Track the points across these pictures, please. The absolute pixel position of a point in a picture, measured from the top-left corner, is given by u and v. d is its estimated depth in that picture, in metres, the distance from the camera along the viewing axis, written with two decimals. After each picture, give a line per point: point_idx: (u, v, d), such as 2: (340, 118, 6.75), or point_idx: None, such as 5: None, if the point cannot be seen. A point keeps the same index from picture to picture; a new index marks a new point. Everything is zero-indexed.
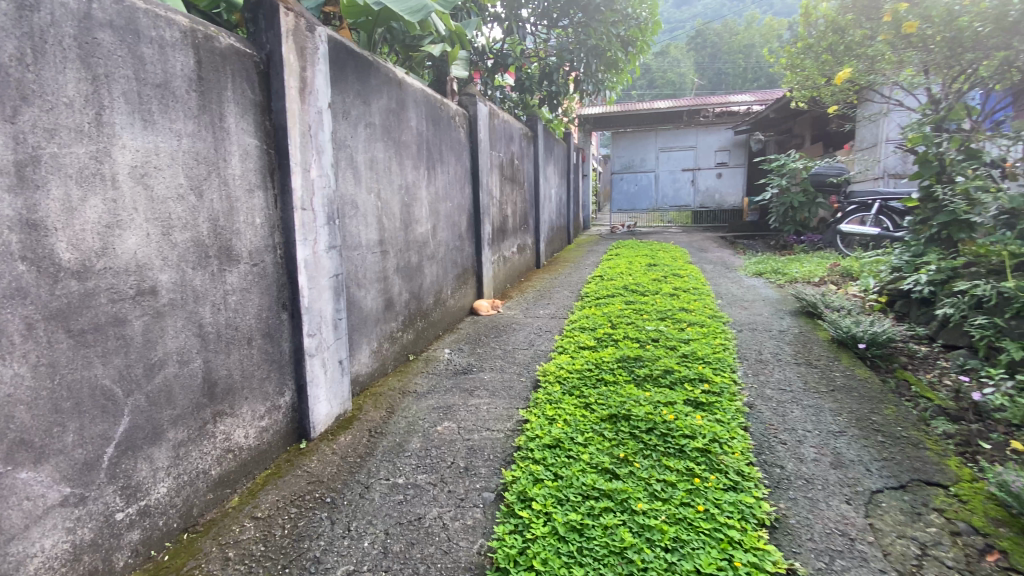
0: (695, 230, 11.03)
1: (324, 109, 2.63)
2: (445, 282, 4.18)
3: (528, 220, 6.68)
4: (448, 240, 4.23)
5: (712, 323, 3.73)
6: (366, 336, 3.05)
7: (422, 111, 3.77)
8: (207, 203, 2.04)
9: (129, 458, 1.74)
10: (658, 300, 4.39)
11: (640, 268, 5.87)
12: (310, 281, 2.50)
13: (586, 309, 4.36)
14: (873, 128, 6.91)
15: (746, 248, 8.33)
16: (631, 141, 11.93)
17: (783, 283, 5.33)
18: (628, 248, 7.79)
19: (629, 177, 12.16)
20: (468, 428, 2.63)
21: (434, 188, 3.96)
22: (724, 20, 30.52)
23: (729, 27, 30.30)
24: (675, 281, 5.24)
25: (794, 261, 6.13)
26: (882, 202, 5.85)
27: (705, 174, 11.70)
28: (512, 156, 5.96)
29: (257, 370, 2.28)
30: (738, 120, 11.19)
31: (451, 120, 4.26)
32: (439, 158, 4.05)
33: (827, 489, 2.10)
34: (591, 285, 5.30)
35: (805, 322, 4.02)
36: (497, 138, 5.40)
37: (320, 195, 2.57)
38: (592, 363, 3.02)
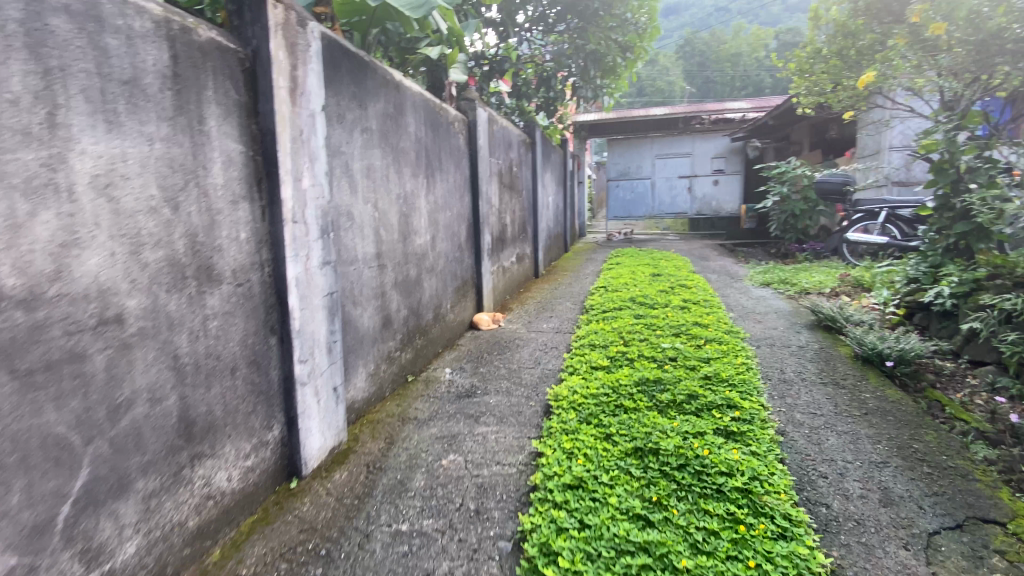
0: (692, 238, 10.87)
1: (317, 112, 2.40)
2: (445, 297, 3.94)
3: (527, 229, 6.47)
4: (448, 252, 4.00)
5: (730, 339, 3.52)
6: (362, 359, 2.80)
7: (421, 115, 3.55)
8: (184, 217, 1.79)
9: (90, 517, 1.48)
10: (669, 313, 4.18)
11: (644, 279, 5.68)
12: (301, 301, 2.26)
13: (592, 323, 4.14)
14: (876, 135, 6.81)
15: (748, 257, 8.18)
16: (626, 148, 11.82)
17: (793, 295, 5.16)
18: (629, 257, 7.61)
19: (625, 184, 12.00)
20: (476, 461, 2.38)
21: (433, 198, 3.74)
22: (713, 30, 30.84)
23: (718, 36, 30.62)
24: (682, 293, 5.04)
25: (801, 271, 5.97)
26: (889, 209, 5.72)
27: (701, 182, 11.61)
28: (512, 163, 5.76)
29: (242, 404, 2.03)
30: (734, 127, 11.12)
31: (450, 125, 4.05)
32: (438, 166, 3.83)
33: (881, 533, 1.85)
34: (596, 297, 5.09)
35: (823, 337, 3.83)
36: (496, 145, 5.19)
37: (313, 206, 2.34)
38: (608, 386, 2.79)
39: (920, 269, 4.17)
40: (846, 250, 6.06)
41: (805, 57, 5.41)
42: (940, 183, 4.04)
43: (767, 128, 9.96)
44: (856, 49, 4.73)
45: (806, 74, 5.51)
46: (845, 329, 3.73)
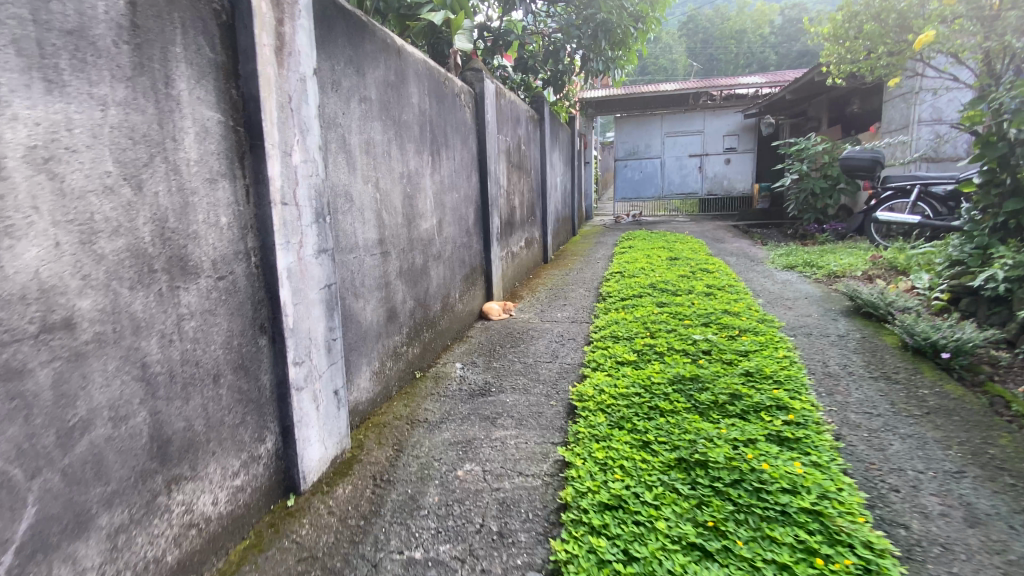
0: (703, 219, 10.52)
1: (308, 76, 2.08)
2: (453, 285, 3.65)
3: (535, 212, 6.14)
4: (455, 236, 3.70)
5: (765, 329, 3.24)
6: (365, 357, 2.53)
7: (425, 86, 3.22)
8: (149, 198, 1.49)
9: (39, 565, 1.21)
10: (694, 300, 3.89)
11: (662, 263, 5.38)
12: (295, 295, 1.97)
13: (612, 311, 3.85)
14: (904, 107, 6.44)
15: (763, 238, 7.85)
16: (635, 126, 11.39)
17: (821, 279, 4.85)
18: (641, 240, 7.29)
19: (634, 163, 11.55)
20: (496, 472, 2.12)
21: (439, 178, 3.43)
22: (717, 6, 30.04)
23: (722, 12, 29.85)
24: (705, 278, 4.74)
25: (827, 253, 5.65)
26: (922, 186, 5.37)
27: (714, 160, 11.17)
28: (520, 141, 5.41)
29: (228, 416, 1.76)
30: (748, 103, 10.68)
31: (456, 98, 3.71)
32: (444, 142, 3.51)
33: (974, 560, 1.61)
34: (612, 283, 4.79)
35: (863, 325, 3.54)
36: (504, 121, 4.84)
37: (305, 185, 2.03)
38: (640, 385, 2.52)
39: (965, 250, 3.87)
40: (874, 231, 5.81)
41: (836, 21, 5.00)
42: (991, 158, 3.68)
43: (784, 103, 9.53)
44: (896, 12, 4.34)
45: (836, 41, 5.10)
46: (891, 317, 3.43)
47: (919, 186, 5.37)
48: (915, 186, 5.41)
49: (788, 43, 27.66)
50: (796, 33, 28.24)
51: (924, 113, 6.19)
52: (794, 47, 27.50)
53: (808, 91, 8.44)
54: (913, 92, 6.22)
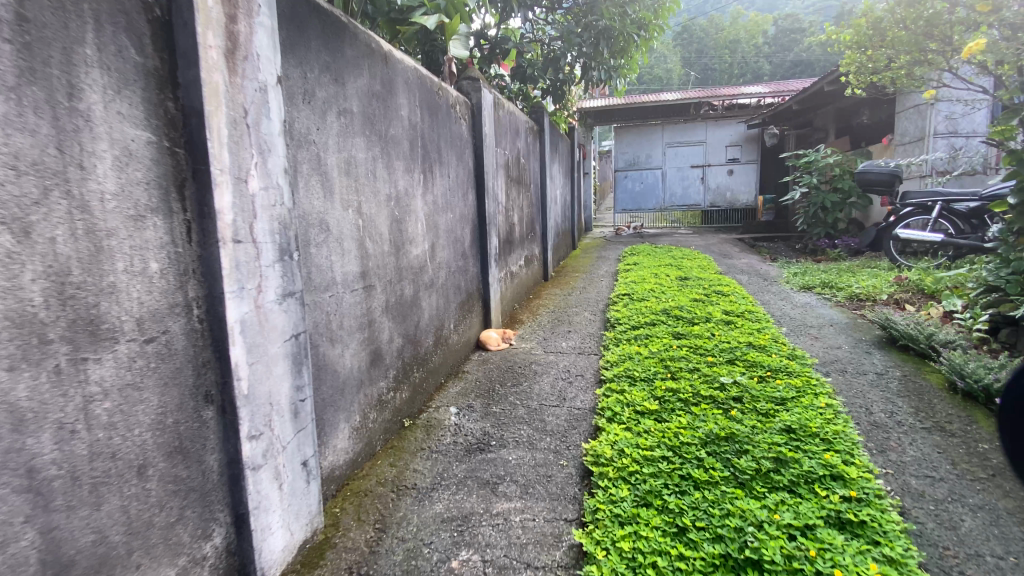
0: (706, 232, 10.20)
1: (271, 85, 1.73)
2: (449, 315, 3.28)
3: (535, 228, 5.79)
4: (450, 261, 3.34)
5: (798, 368, 2.89)
6: (344, 412, 2.14)
7: (416, 98, 2.88)
8: (44, 246, 1.12)
9: None
10: (714, 331, 3.54)
11: (672, 284, 5.03)
12: (251, 353, 1.60)
13: (624, 343, 3.48)
14: (918, 118, 6.13)
15: (772, 254, 7.51)
16: (635, 136, 11.07)
17: (845, 303, 4.50)
18: (646, 257, 6.94)
19: (634, 174, 11.22)
20: (499, 564, 1.74)
21: (432, 198, 3.07)
22: (711, 17, 30.09)
23: (716, 23, 29.90)
24: (721, 302, 4.39)
25: (846, 273, 5.30)
26: (944, 203, 5.02)
27: (716, 171, 10.90)
28: (519, 154, 5.07)
29: (159, 514, 1.38)
30: (751, 113, 10.41)
31: (451, 109, 3.36)
32: (438, 159, 3.16)
33: None
34: (621, 307, 4.43)
35: (902, 361, 3.18)
36: (502, 134, 4.50)
37: (266, 217, 1.67)
38: (666, 445, 2.16)
39: (1001, 275, 3.47)
40: (892, 248, 5.45)
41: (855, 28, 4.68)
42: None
43: (789, 113, 9.24)
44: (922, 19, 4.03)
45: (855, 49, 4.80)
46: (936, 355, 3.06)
47: (941, 203, 5.04)
48: (936, 202, 5.07)
49: (782, 54, 27.69)
50: (790, 44, 28.21)
51: (938, 125, 5.88)
52: (788, 58, 27.50)
53: (815, 101, 8.15)
54: (929, 102, 5.91)
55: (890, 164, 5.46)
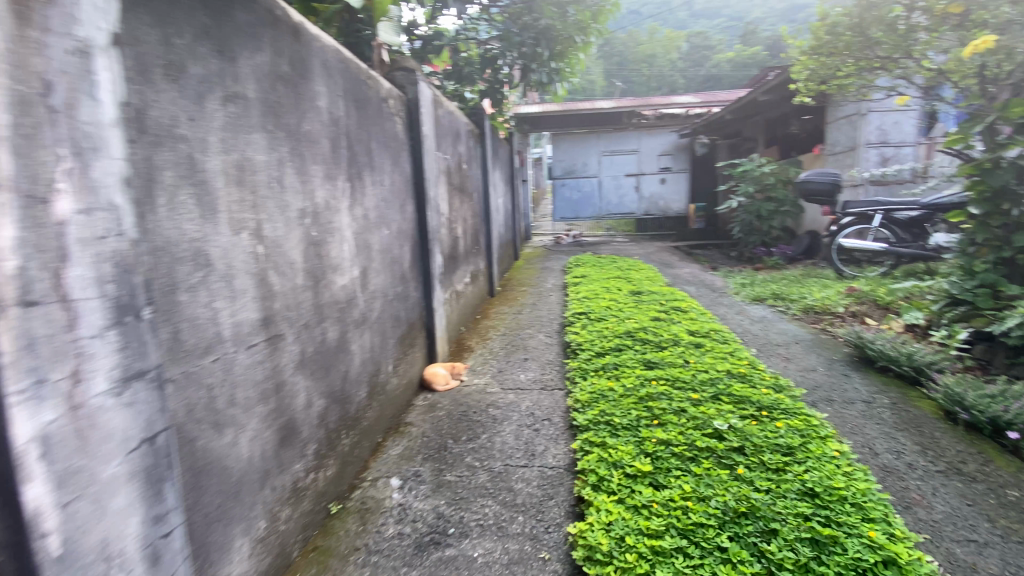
0: (643, 240, 10.13)
1: (98, 46, 1.08)
2: (387, 354, 2.68)
3: (479, 240, 5.25)
4: (388, 289, 2.74)
5: (790, 402, 2.57)
6: (240, 523, 1.51)
7: (338, 86, 2.26)
8: None
9: None
10: (687, 357, 3.17)
11: (627, 300, 4.69)
12: (62, 491, 0.95)
13: (593, 376, 3.04)
14: (850, 129, 6.29)
15: (712, 263, 7.47)
16: (572, 143, 10.82)
17: (803, 315, 4.35)
18: (593, 268, 6.62)
19: (571, 183, 10.99)
20: None
21: (362, 213, 2.46)
22: (631, 31, 31.17)
23: (635, 38, 31.04)
24: (683, 320, 4.08)
25: (795, 284, 5.21)
26: (885, 213, 5.12)
27: (649, 180, 10.85)
28: (460, 159, 4.52)
29: None
30: (683, 123, 10.49)
31: (383, 104, 2.77)
32: (368, 163, 2.55)
33: None
34: (579, 329, 4.00)
35: (883, 386, 2.98)
36: (441, 135, 3.93)
37: (88, 260, 1.02)
38: (676, 529, 1.70)
39: (967, 288, 3.52)
40: (836, 256, 5.45)
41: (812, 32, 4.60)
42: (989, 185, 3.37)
43: (720, 123, 9.33)
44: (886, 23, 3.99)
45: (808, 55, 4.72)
46: (927, 384, 2.87)
47: (881, 212, 5.11)
48: (877, 212, 5.14)
49: (694, 70, 29.25)
50: (703, 60, 29.72)
51: (869, 135, 6.09)
52: (702, 72, 28.94)
53: (746, 111, 8.24)
54: (861, 113, 6.07)
55: (834, 174, 5.44)
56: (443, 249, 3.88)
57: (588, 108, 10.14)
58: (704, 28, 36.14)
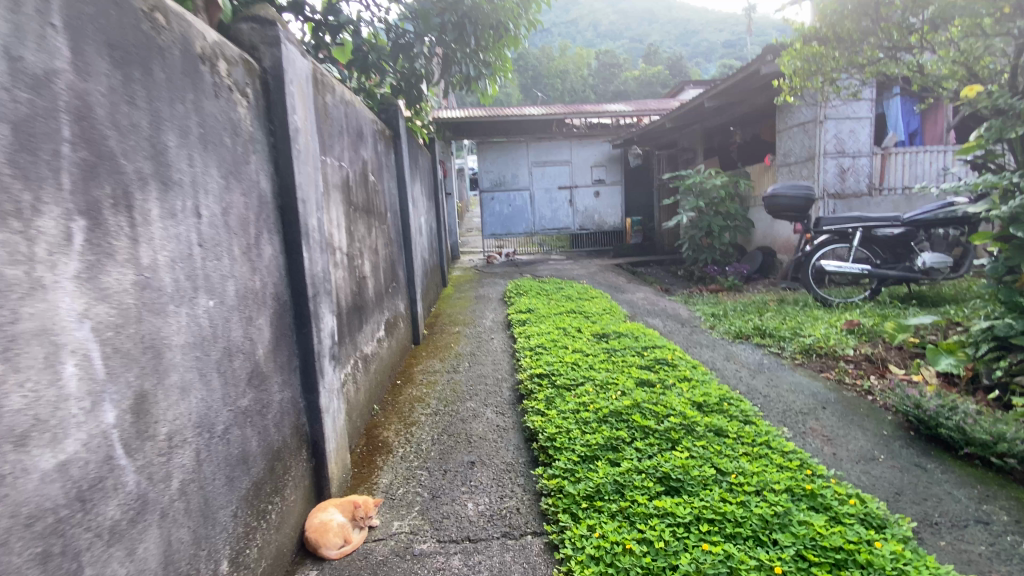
0: (579, 257, 9.19)
1: None
2: (211, 546, 1.37)
3: (397, 274, 3.96)
4: (215, 412, 1.45)
5: (914, 558, 1.57)
6: None
7: (39, 3, 0.99)
8: None
9: None
10: (713, 456, 2.13)
11: (594, 345, 3.61)
12: None
13: (587, 510, 1.90)
14: (805, 138, 5.65)
15: (662, 284, 6.61)
16: (499, 153, 9.64)
17: (806, 359, 3.49)
18: (538, 298, 5.51)
19: (501, 197, 9.77)
20: None
21: (132, 281, 1.17)
22: (543, 46, 31.08)
23: (547, 53, 30.98)
24: (678, 375, 3.07)
25: (776, 313, 4.38)
26: (865, 229, 4.42)
27: (582, 193, 9.85)
28: (364, 167, 3.24)
29: None
30: (616, 132, 9.71)
31: (190, 68, 1.48)
32: (148, 177, 1.26)
33: None
34: (542, 398, 2.85)
35: (981, 484, 2.13)
36: (328, 133, 2.62)
37: None
38: None
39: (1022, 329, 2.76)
40: (811, 279, 4.70)
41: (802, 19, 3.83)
42: None
43: (655, 133, 8.49)
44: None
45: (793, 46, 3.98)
46: None
47: (862, 229, 4.43)
48: (857, 229, 4.44)
49: (604, 85, 29.66)
50: (613, 76, 30.08)
51: (827, 145, 5.49)
52: (613, 87, 29.25)
53: (686, 119, 7.46)
54: (818, 120, 5.45)
55: (806, 187, 4.68)
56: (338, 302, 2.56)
57: (514, 114, 9.06)
58: (613, 45, 36.88)
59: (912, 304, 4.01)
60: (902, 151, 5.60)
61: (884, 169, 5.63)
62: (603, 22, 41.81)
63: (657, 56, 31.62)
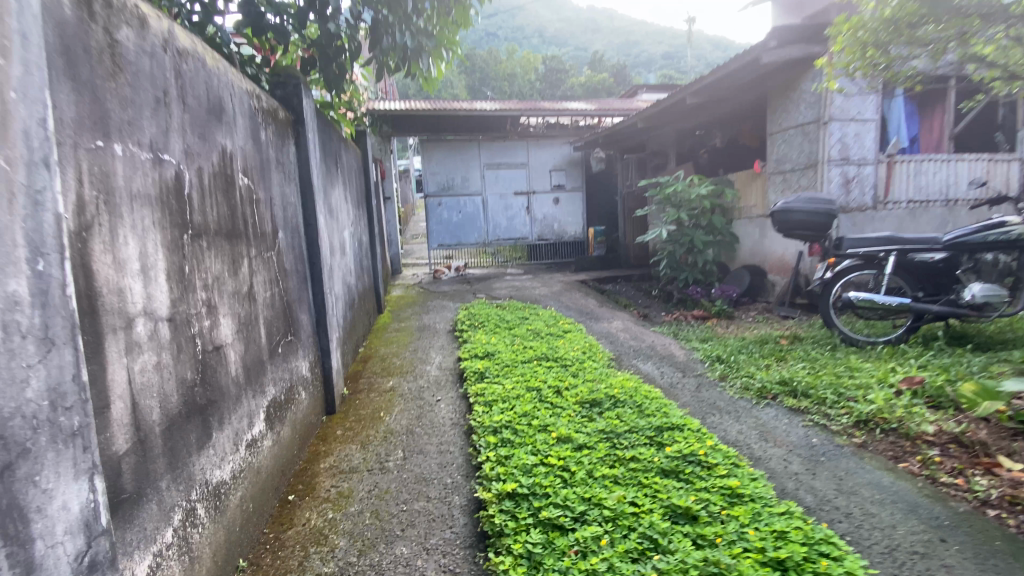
0: (537, 272, 8.11)
1: None
2: None
3: (295, 323, 2.69)
4: None
5: None
6: None
7: None
8: None
9: None
10: None
11: (585, 423, 2.51)
12: None
13: None
14: (804, 143, 4.79)
15: (637, 307, 5.62)
16: (446, 152, 8.40)
17: (870, 439, 2.54)
18: (496, 330, 4.36)
19: (449, 202, 8.51)
20: None
21: None
22: (489, 48, 30.09)
23: (494, 55, 29.99)
24: (721, 484, 2.02)
25: (801, 359, 3.44)
26: (901, 254, 3.57)
27: (541, 200, 8.75)
28: (222, 162, 1.98)
29: None
30: (577, 132, 8.74)
31: None
32: None
33: None
34: (522, 550, 1.71)
35: None
36: (116, 98, 1.39)
37: None
38: None
39: None
40: (831, 312, 3.81)
41: None
42: None
43: (621, 136, 7.48)
44: None
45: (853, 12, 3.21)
46: None
47: (895, 253, 3.57)
48: (890, 253, 3.59)
49: (552, 91, 28.97)
50: (559, 82, 29.58)
51: (832, 151, 4.61)
52: (560, 92, 28.55)
53: (659, 121, 6.51)
54: (821, 121, 4.58)
55: (827, 201, 3.85)
56: (129, 420, 1.34)
57: (464, 108, 7.87)
58: (560, 51, 36.45)
59: (968, 350, 3.20)
60: (908, 160, 4.85)
61: (890, 181, 4.85)
62: (548, 28, 41.37)
63: (603, 64, 31.43)
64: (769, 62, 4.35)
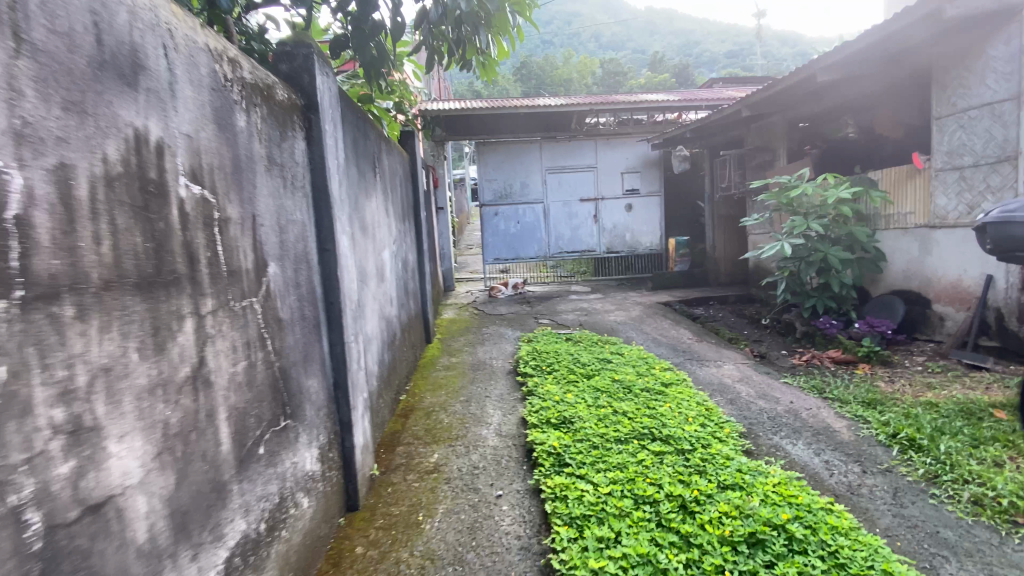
0: (608, 290, 7.03)
1: None
2: None
3: (295, 399, 1.79)
4: None
5: None
6: None
7: None
8: None
9: None
10: None
11: None
12: None
13: None
14: (996, 127, 3.36)
15: (746, 341, 4.43)
16: (504, 156, 7.50)
17: None
18: (574, 377, 3.35)
19: (508, 211, 7.60)
20: None
21: None
22: (545, 54, 29.19)
23: (550, 61, 29.00)
24: None
25: None
26: None
27: (611, 207, 7.67)
28: (133, 154, 1.12)
29: None
30: (654, 130, 7.59)
31: None
32: None
33: None
34: None
35: None
36: None
37: None
38: None
39: None
40: None
41: None
42: None
43: (711, 131, 6.28)
44: None
45: None
46: None
47: None
48: None
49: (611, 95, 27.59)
50: (618, 85, 28.08)
51: None
52: (620, 95, 27.12)
53: (767, 111, 5.26)
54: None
55: None
56: None
57: (525, 104, 6.93)
58: (619, 54, 34.99)
59: None
60: None
61: None
62: (606, 31, 39.97)
63: (664, 64, 29.63)
64: (955, 16, 3.11)
